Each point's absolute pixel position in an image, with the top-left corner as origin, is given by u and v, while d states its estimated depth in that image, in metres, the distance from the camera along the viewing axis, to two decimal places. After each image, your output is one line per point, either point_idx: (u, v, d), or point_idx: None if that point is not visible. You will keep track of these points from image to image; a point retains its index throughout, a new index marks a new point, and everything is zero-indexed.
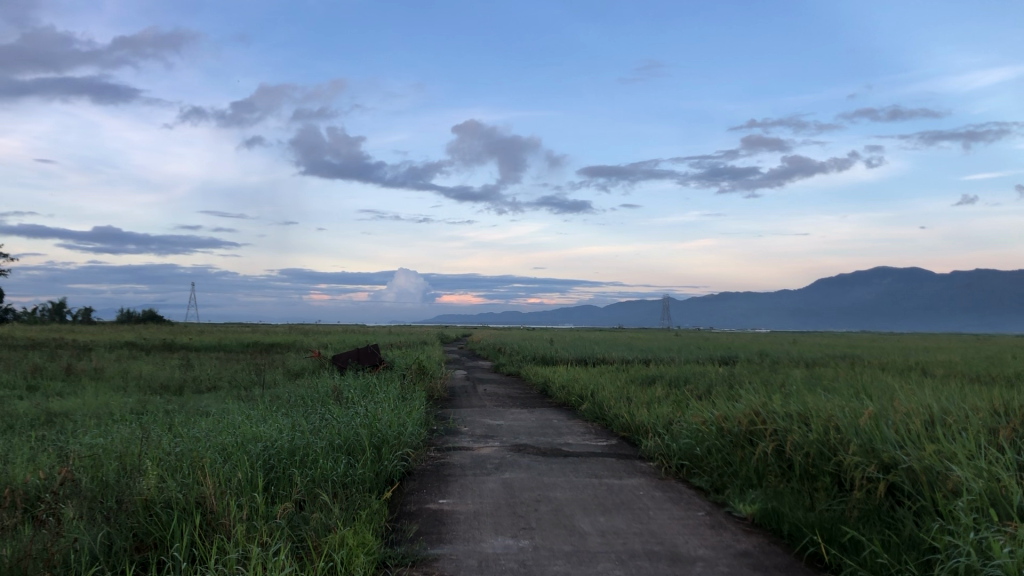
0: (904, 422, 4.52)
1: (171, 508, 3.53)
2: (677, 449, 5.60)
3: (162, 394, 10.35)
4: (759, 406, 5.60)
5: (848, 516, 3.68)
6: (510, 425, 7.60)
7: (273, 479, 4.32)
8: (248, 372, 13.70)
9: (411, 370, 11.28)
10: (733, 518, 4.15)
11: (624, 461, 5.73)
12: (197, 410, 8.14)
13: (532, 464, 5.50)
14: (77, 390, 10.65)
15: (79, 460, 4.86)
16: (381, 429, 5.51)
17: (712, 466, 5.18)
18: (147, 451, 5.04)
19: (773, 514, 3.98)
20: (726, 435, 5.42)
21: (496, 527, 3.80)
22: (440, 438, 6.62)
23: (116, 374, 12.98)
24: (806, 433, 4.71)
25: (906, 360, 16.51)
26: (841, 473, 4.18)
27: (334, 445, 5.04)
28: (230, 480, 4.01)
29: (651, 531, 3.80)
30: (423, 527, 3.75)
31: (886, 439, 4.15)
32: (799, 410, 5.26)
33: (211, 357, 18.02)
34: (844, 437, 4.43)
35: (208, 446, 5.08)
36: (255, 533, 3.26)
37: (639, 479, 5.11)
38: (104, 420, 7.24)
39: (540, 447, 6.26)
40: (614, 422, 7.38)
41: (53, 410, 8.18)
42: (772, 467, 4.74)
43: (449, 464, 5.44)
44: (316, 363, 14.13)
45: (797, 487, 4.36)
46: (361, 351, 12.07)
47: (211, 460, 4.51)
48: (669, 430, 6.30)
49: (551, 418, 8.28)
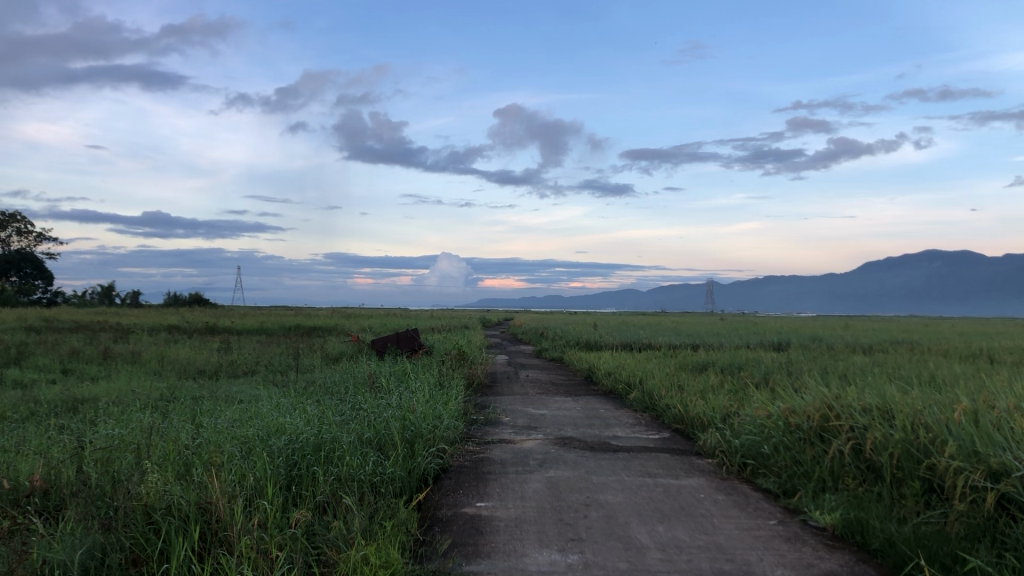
0: (1005, 419, 3.96)
1: (172, 517, 3.15)
2: (738, 444, 5.08)
3: (195, 380, 10.07)
4: (832, 398, 5.06)
5: (952, 533, 3.18)
6: (554, 415, 7.13)
7: (295, 478, 3.92)
8: (285, 356, 13.39)
9: (451, 355, 10.84)
10: (811, 529, 3.63)
11: (680, 458, 5.24)
12: (227, 397, 7.79)
13: (580, 461, 5.03)
14: (109, 375, 10.36)
15: (92, 455, 4.52)
16: (415, 421, 5.07)
17: (780, 465, 4.66)
18: (162, 444, 4.67)
19: (859, 526, 3.47)
20: (794, 432, 4.90)
21: (541, 538, 3.34)
22: (479, 430, 6.16)
23: (154, 358, 12.72)
24: (889, 432, 4.18)
25: (970, 345, 15.71)
26: (936, 479, 3.66)
27: (362, 439, 4.62)
28: (246, 481, 3.61)
29: (718, 545, 3.32)
30: (458, 539, 3.30)
31: (990, 440, 3.61)
32: (879, 404, 4.73)
33: (252, 341, 17.86)
34: (937, 437, 3.90)
35: (229, 439, 4.69)
36: (261, 548, 2.84)
37: (698, 479, 4.62)
38: (129, 408, 6.90)
39: (587, 441, 5.79)
40: (666, 412, 6.89)
41: (80, 396, 7.89)
42: (849, 469, 4.23)
43: (488, 460, 5.00)
44: (354, 348, 13.80)
45: (883, 492, 3.83)
46: (400, 335, 11.65)
47: (228, 456, 4.11)
48: (728, 423, 5.79)
49: (598, 406, 7.83)
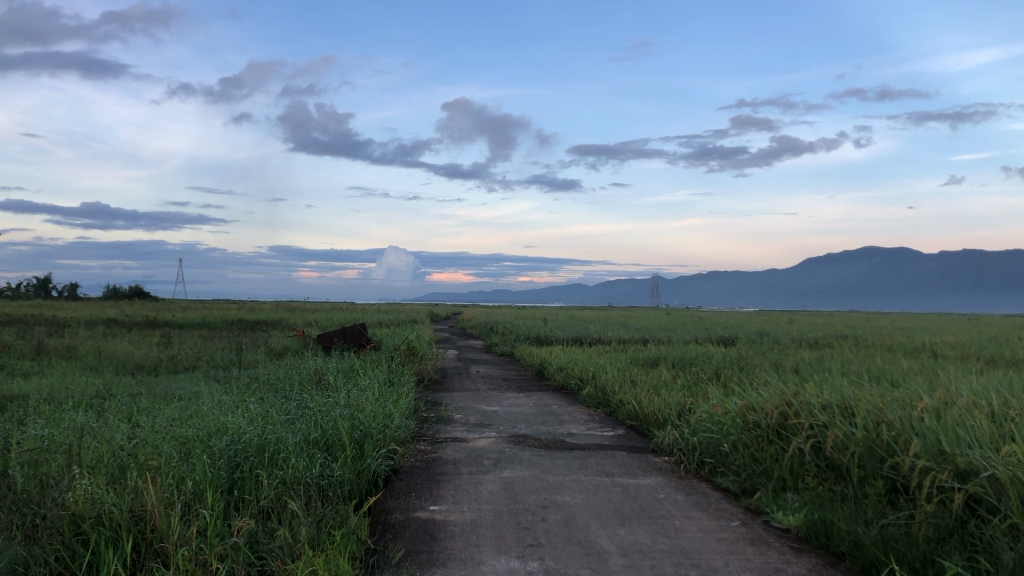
0: (966, 416, 3.92)
1: (102, 527, 2.92)
2: (696, 442, 4.98)
3: (134, 376, 9.70)
4: (791, 395, 5.00)
5: (920, 534, 3.10)
6: (506, 412, 6.98)
7: (237, 481, 3.71)
8: (227, 350, 13.05)
9: (399, 350, 10.63)
10: (774, 530, 3.53)
11: (637, 456, 5.13)
12: (166, 394, 7.49)
13: (534, 460, 4.88)
14: (43, 371, 9.93)
15: (18, 457, 4.24)
16: (365, 420, 4.87)
17: (739, 464, 4.57)
18: (95, 445, 4.40)
19: (824, 528, 3.38)
20: (752, 429, 4.81)
21: (499, 544, 3.19)
22: (430, 428, 5.99)
23: (90, 353, 12.27)
24: (850, 430, 4.11)
25: (911, 340, 15.96)
26: (900, 478, 3.59)
27: (309, 440, 4.41)
28: (184, 485, 3.39)
29: (682, 549, 3.20)
30: (412, 545, 3.14)
31: (957, 439, 3.55)
32: (838, 401, 4.67)
33: (194, 335, 17.47)
34: (901, 436, 3.83)
35: (168, 439, 4.44)
36: (200, 561, 2.64)
37: (656, 478, 4.51)
38: (62, 406, 6.57)
39: (541, 438, 5.65)
40: (620, 408, 6.79)
41: (10, 394, 7.51)
42: (810, 467, 4.16)
43: (441, 460, 4.83)
44: (300, 342, 13.49)
45: (847, 493, 3.76)
46: (348, 329, 11.40)
47: (165, 458, 3.88)
48: (684, 420, 5.69)
49: (550, 402, 7.71)
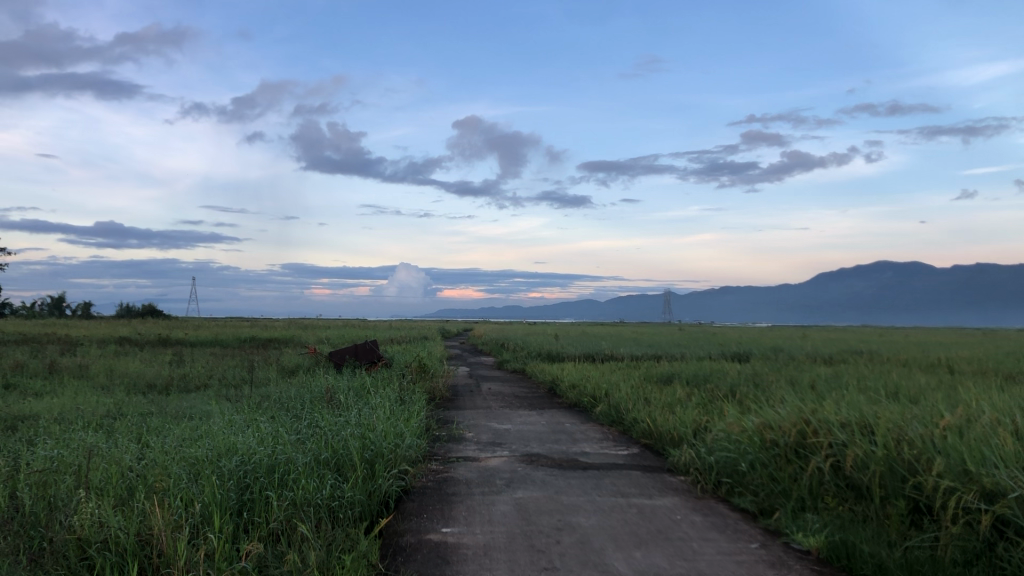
0: (990, 434, 3.83)
1: (109, 552, 2.87)
2: (713, 461, 4.90)
3: (145, 395, 9.66)
4: (809, 412, 4.91)
5: (945, 557, 3.02)
6: (519, 430, 6.90)
7: (246, 503, 3.65)
8: (239, 368, 13.01)
9: (411, 368, 10.57)
10: (794, 552, 3.45)
11: (652, 476, 5.05)
12: (177, 413, 7.43)
13: (548, 480, 4.81)
14: (54, 391, 9.90)
15: (27, 478, 4.19)
16: (375, 440, 4.81)
17: (756, 483, 4.48)
18: (104, 466, 4.35)
19: (846, 549, 3.29)
20: (770, 448, 4.73)
21: (512, 568, 3.12)
22: (442, 447, 5.92)
23: (102, 372, 12.25)
24: (870, 448, 4.02)
25: (928, 355, 15.77)
26: (923, 498, 3.51)
27: (319, 460, 4.36)
28: (193, 508, 3.34)
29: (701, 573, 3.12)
30: (423, 570, 3.07)
31: (981, 458, 3.46)
32: (857, 419, 4.58)
33: (206, 353, 17.48)
34: (923, 455, 3.75)
35: (177, 460, 4.39)
36: None
37: (672, 499, 4.42)
38: (72, 426, 6.53)
39: (554, 458, 5.58)
40: (634, 426, 6.69)
41: (20, 414, 7.47)
42: (829, 487, 4.07)
43: (453, 480, 4.76)
44: (312, 360, 13.44)
45: (868, 513, 3.68)
46: (359, 347, 11.34)
47: (174, 479, 3.83)
48: (700, 438, 5.60)
49: (563, 420, 7.63)
